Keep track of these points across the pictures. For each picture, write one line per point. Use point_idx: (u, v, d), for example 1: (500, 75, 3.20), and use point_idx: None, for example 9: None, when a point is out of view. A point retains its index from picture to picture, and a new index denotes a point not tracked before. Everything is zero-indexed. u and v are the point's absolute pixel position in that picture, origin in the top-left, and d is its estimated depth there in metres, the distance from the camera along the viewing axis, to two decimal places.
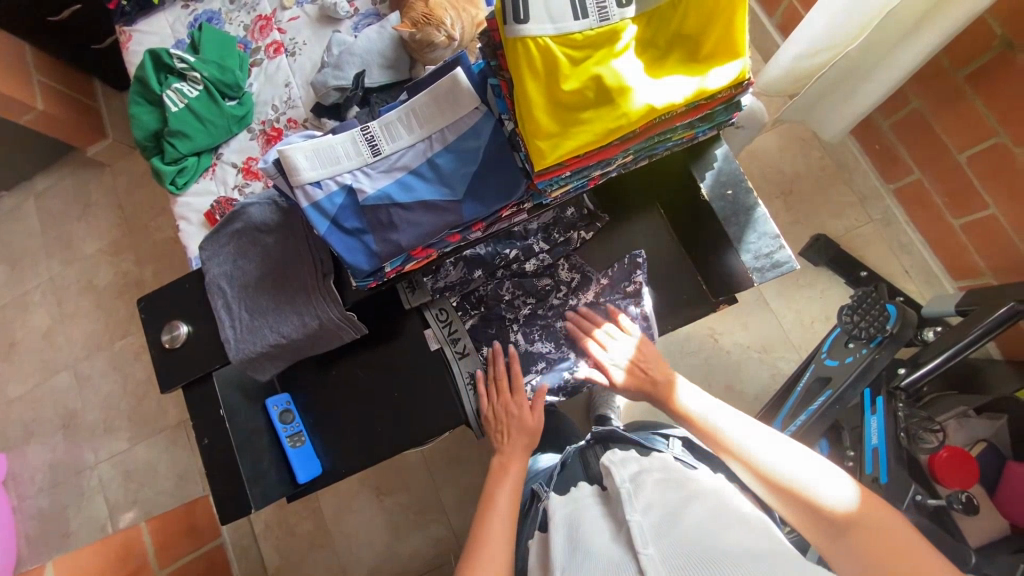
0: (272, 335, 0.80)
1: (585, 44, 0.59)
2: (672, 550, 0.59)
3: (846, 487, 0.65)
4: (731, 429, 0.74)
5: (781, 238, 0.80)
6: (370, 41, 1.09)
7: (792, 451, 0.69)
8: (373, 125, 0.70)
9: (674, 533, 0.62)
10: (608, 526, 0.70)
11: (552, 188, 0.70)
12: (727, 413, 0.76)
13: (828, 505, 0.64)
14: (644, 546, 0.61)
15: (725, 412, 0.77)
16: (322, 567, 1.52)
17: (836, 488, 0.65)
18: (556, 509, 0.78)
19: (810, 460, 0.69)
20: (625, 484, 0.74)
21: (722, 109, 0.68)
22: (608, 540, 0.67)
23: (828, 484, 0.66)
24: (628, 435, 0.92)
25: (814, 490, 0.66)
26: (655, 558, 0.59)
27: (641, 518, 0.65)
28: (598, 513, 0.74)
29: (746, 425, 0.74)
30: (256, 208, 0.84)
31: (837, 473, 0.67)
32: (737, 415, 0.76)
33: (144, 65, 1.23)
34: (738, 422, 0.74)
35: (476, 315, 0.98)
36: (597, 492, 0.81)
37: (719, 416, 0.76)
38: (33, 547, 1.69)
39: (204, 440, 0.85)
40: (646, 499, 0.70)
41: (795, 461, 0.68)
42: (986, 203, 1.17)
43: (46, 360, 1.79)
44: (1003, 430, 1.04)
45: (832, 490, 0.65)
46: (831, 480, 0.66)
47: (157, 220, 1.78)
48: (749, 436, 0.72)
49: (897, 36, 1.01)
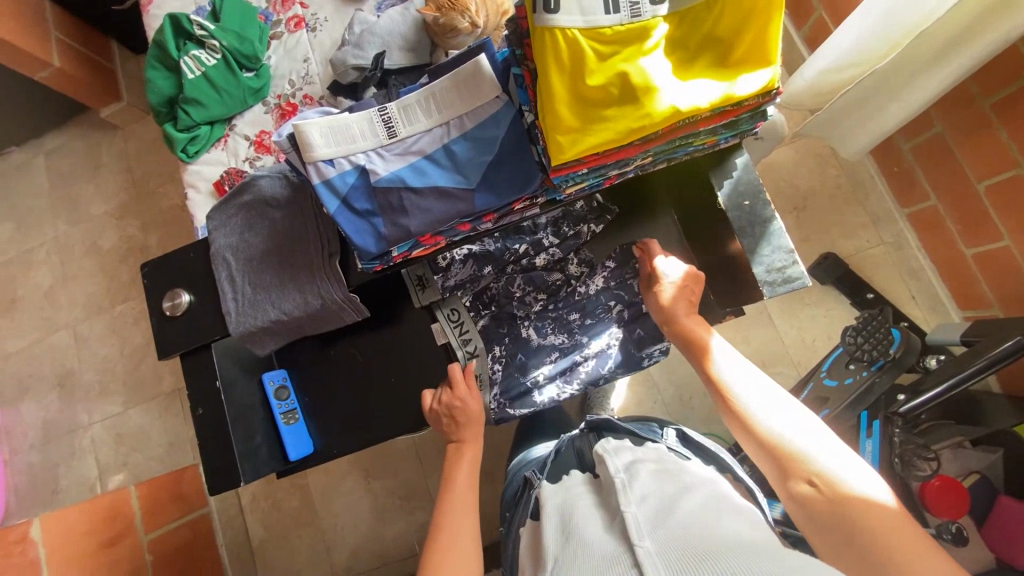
0: (274, 311, 0.80)
1: (613, 39, 0.57)
2: (669, 542, 0.58)
3: (856, 471, 0.62)
4: (748, 393, 0.73)
5: (795, 253, 0.79)
6: (393, 22, 1.08)
7: (809, 428, 0.67)
8: (391, 107, 0.69)
9: (669, 525, 0.61)
10: (600, 516, 0.70)
11: (568, 184, 0.69)
12: (750, 375, 0.75)
13: (827, 483, 0.62)
14: (641, 539, 0.59)
15: (755, 377, 0.75)
16: (305, 544, 1.53)
17: (848, 470, 0.62)
18: (549, 498, 0.80)
19: (827, 439, 0.66)
20: (620, 473, 0.74)
21: (747, 117, 0.67)
22: (601, 531, 0.66)
23: (844, 466, 0.62)
24: (623, 424, 0.92)
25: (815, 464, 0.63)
26: (651, 550, 0.57)
27: (636, 510, 0.65)
28: (590, 501, 0.75)
29: (765, 393, 0.72)
30: (266, 181, 0.83)
31: (847, 452, 0.64)
32: (762, 381, 0.74)
33: (163, 30, 1.21)
34: (757, 386, 0.73)
35: (488, 314, 0.96)
36: (589, 480, 0.82)
37: (746, 382, 0.74)
38: (21, 502, 1.71)
39: (199, 411, 0.84)
40: (641, 489, 0.70)
41: (807, 436, 0.66)
42: (1000, 235, 1.16)
43: (45, 319, 1.79)
44: (997, 464, 1.05)
45: (836, 467, 0.62)
46: (850, 465, 0.62)
47: (165, 187, 1.78)
48: (761, 401, 0.71)
49: (928, 57, 0.98)
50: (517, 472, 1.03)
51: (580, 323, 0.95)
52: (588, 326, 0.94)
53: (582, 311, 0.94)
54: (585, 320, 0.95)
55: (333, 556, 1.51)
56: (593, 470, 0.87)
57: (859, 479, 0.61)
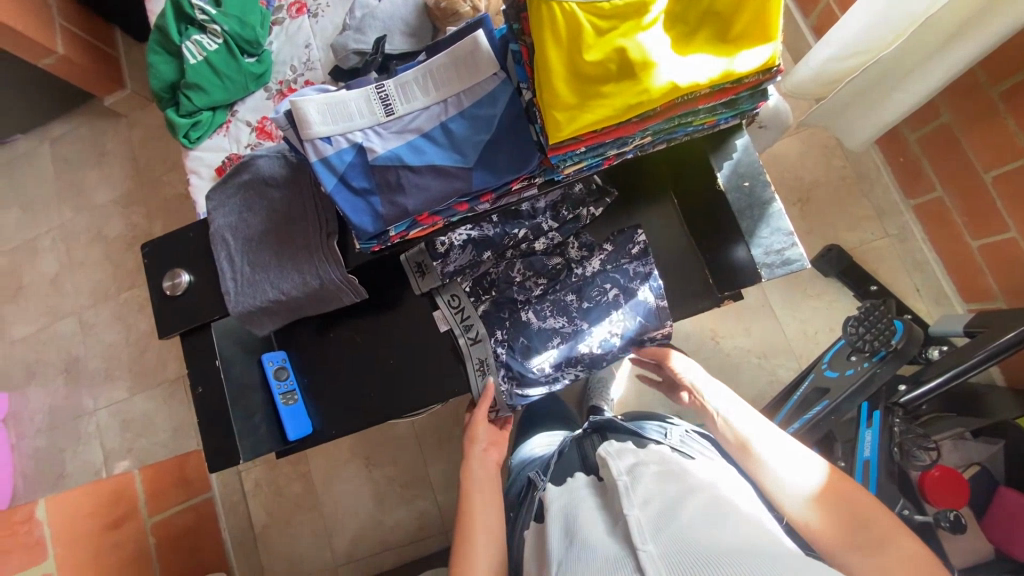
0: (272, 291, 0.80)
1: (612, 14, 0.56)
2: (672, 546, 0.59)
3: (817, 470, 0.74)
4: (723, 405, 0.85)
5: (795, 235, 0.78)
6: (394, 6, 1.08)
7: (775, 436, 0.79)
8: (388, 84, 0.69)
9: (672, 529, 0.61)
10: (603, 519, 0.71)
11: (566, 164, 0.69)
12: (721, 390, 0.88)
13: (788, 483, 0.74)
14: (644, 543, 0.60)
15: (725, 393, 0.88)
16: (307, 530, 1.54)
17: (806, 470, 0.74)
18: (552, 501, 0.80)
19: (792, 448, 0.77)
20: (623, 476, 0.74)
21: (747, 97, 0.66)
22: (604, 534, 0.67)
23: (799, 465, 0.75)
24: (624, 424, 0.93)
25: (788, 468, 0.75)
26: (655, 555, 0.58)
27: (639, 513, 0.65)
28: (593, 504, 0.76)
29: (734, 404, 0.85)
30: (264, 161, 0.83)
31: (810, 456, 0.76)
32: (730, 396, 0.87)
33: (165, 14, 1.21)
34: (736, 407, 0.83)
35: (488, 299, 0.95)
36: (593, 483, 0.83)
37: (719, 396, 0.87)
38: (28, 485, 1.73)
39: (198, 389, 0.85)
40: (643, 492, 0.70)
41: (774, 442, 0.78)
42: (1006, 226, 1.15)
43: (51, 305, 1.81)
44: (999, 455, 1.04)
45: (804, 469, 0.74)
46: (805, 464, 0.75)
47: (169, 175, 1.78)
48: (735, 412, 0.83)
49: (935, 43, 0.97)
50: (519, 472, 1.04)
51: (578, 306, 0.92)
52: (586, 310, 0.91)
53: (579, 293, 0.92)
54: (583, 303, 0.92)
55: (334, 542, 1.52)
56: (596, 471, 0.87)
57: (830, 478, 0.73)
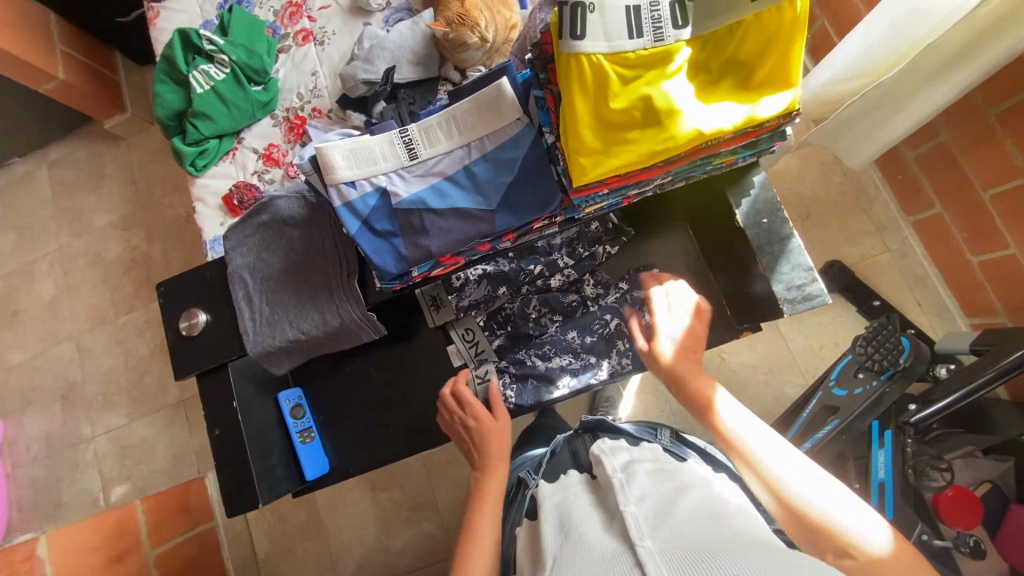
0: (292, 331, 0.80)
1: (637, 63, 0.58)
2: (670, 542, 0.56)
3: (879, 529, 0.61)
4: (760, 446, 0.68)
5: (814, 270, 0.78)
6: (402, 36, 1.08)
7: (821, 481, 0.65)
8: (412, 129, 0.69)
9: (670, 525, 0.59)
10: (597, 516, 0.68)
11: (588, 205, 0.70)
12: (755, 427, 0.71)
13: (848, 543, 0.61)
14: (642, 538, 0.57)
15: (756, 425, 0.71)
16: (311, 557, 1.52)
17: (866, 527, 0.61)
18: (546, 498, 0.78)
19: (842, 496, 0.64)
20: (618, 473, 0.73)
21: (766, 137, 0.67)
22: (600, 531, 0.64)
23: (862, 523, 0.61)
24: (616, 425, 0.93)
25: (847, 527, 0.61)
26: (653, 550, 0.56)
27: (635, 509, 0.63)
28: (587, 502, 0.73)
29: (767, 438, 0.69)
30: (283, 201, 0.82)
31: (870, 512, 0.63)
32: (765, 432, 0.70)
33: (172, 44, 1.22)
34: (773, 447, 0.68)
35: (503, 333, 0.96)
36: (586, 481, 0.81)
37: (752, 433, 0.70)
38: (22, 516, 1.69)
39: (215, 432, 0.83)
40: (639, 490, 0.68)
41: (822, 490, 0.64)
42: (1006, 242, 1.17)
43: (48, 330, 1.78)
44: (1009, 474, 1.05)
45: (868, 531, 0.61)
46: (864, 519, 0.62)
47: (169, 198, 1.78)
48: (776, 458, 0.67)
49: (931, 71, 0.99)
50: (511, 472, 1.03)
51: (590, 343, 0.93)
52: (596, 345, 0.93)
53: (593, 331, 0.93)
54: (586, 338, 0.92)
55: (340, 569, 1.50)
56: (589, 470, 0.85)
57: (890, 541, 0.60)
